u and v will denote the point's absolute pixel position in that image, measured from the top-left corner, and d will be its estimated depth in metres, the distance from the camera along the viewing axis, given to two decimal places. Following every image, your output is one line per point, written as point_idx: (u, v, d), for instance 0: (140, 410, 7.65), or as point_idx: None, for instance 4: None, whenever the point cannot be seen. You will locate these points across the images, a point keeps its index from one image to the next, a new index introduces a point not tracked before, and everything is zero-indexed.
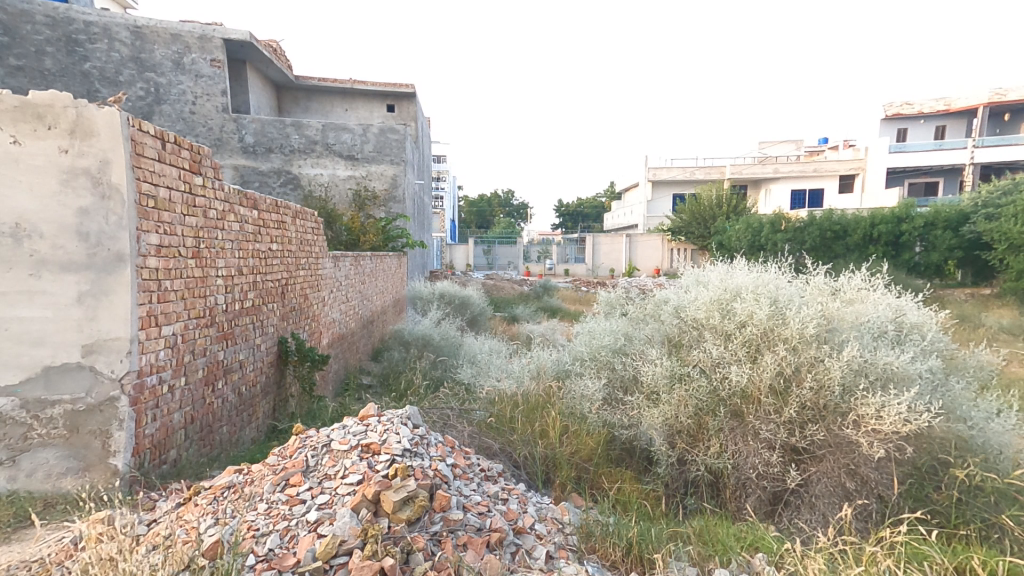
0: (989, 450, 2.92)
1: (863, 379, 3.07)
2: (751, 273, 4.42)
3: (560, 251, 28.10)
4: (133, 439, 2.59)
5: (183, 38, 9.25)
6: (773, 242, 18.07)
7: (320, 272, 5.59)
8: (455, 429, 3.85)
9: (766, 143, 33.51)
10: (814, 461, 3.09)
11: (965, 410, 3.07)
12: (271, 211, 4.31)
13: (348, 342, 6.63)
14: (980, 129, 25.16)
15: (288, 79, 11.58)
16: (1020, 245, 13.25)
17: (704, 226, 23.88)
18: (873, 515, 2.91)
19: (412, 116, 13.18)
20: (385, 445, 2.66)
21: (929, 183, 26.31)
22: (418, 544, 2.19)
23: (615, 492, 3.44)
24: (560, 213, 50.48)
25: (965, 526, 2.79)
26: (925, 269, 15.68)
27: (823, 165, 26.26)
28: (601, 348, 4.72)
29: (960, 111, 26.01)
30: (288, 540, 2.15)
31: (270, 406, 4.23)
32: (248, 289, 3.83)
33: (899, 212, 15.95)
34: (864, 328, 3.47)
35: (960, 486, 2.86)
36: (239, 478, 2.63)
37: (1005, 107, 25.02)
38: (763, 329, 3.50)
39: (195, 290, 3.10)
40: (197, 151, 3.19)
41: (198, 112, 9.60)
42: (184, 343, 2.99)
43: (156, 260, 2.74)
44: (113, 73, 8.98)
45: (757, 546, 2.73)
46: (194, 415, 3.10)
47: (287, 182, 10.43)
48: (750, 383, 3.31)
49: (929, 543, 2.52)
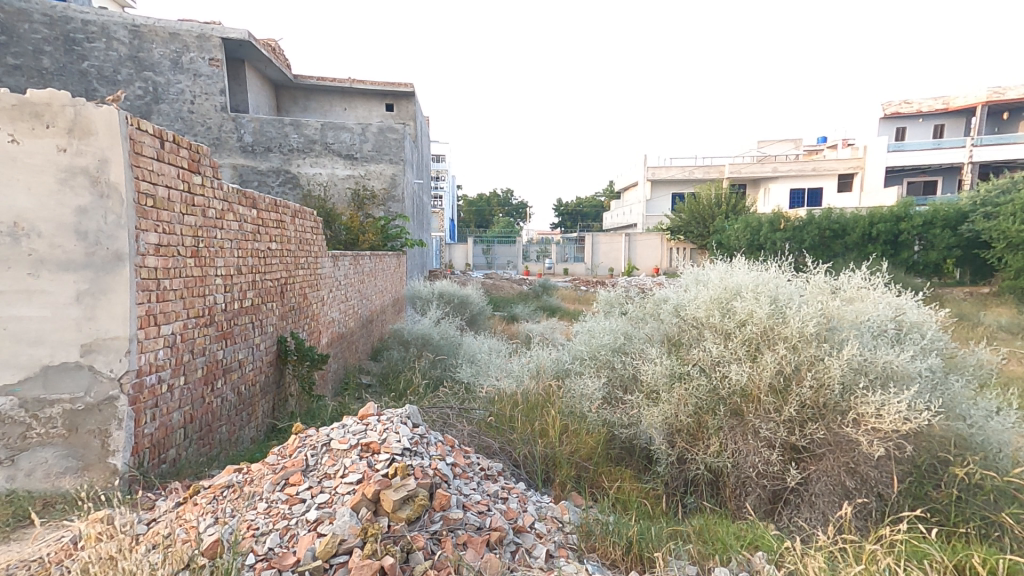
0: (988, 448, 2.93)
1: (863, 378, 3.07)
2: (750, 272, 4.42)
3: (559, 250, 28.11)
4: (132, 439, 2.59)
5: (181, 37, 9.23)
6: (772, 241, 18.08)
7: (319, 271, 5.59)
8: (455, 429, 3.84)
9: (765, 143, 33.53)
10: (814, 460, 3.09)
11: (964, 409, 3.07)
12: (270, 210, 4.30)
13: (347, 342, 6.62)
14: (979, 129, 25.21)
15: (286, 78, 11.56)
16: (1018, 244, 13.27)
17: (703, 225, 23.88)
18: (872, 514, 2.91)
19: (411, 115, 13.17)
20: (384, 444, 2.66)
21: (928, 182, 26.34)
22: (418, 543, 2.18)
23: (614, 491, 3.44)
24: (560, 213, 50.48)
25: (965, 524, 2.78)
26: (924, 267, 15.75)
27: (822, 164, 26.27)
28: (600, 347, 4.71)
29: (958, 111, 26.03)
30: (288, 539, 2.15)
31: (269, 406, 4.23)
32: (247, 288, 3.83)
33: (898, 211, 15.98)
34: (864, 326, 3.47)
35: (960, 484, 2.86)
36: (239, 478, 2.62)
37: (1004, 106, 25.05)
38: (762, 328, 3.50)
39: (194, 289, 3.10)
40: (196, 150, 3.19)
41: (197, 112, 9.59)
42: (183, 343, 2.99)
43: (155, 259, 2.73)
44: (111, 72, 8.97)
45: (757, 545, 2.73)
46: (193, 414, 3.10)
47: (286, 181, 10.41)
48: (750, 382, 3.31)
49: (929, 541, 2.51)
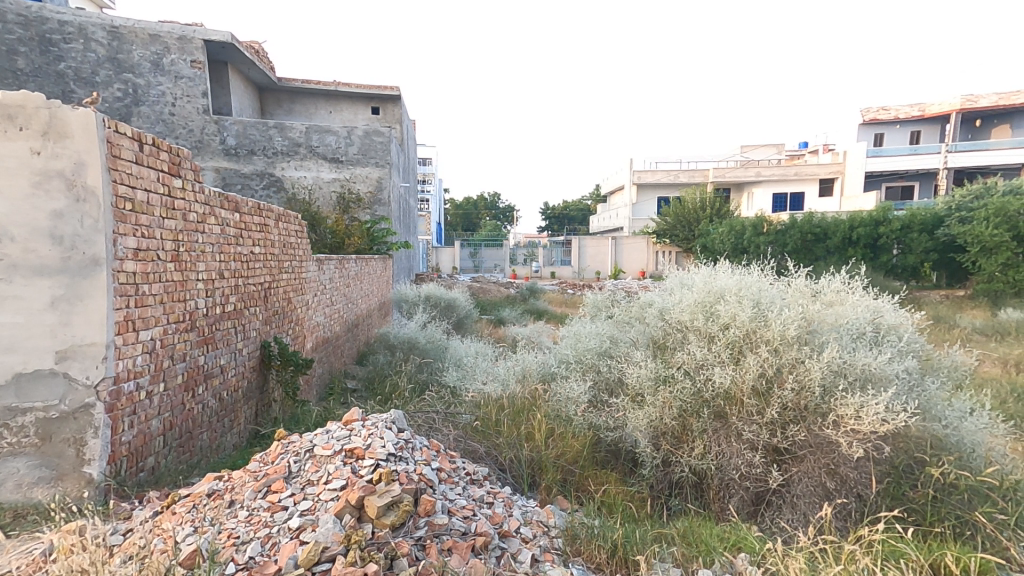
0: (962, 448, 3.00)
1: (842, 380, 3.12)
2: (734, 275, 4.47)
3: (546, 254, 28.25)
4: (108, 447, 2.54)
5: (161, 39, 9.11)
6: (756, 245, 18.23)
7: (303, 275, 5.53)
8: (440, 434, 3.84)
9: (748, 148, 33.96)
10: (796, 461, 3.13)
11: (940, 410, 3.13)
12: (253, 213, 4.26)
13: (333, 346, 6.57)
14: (953, 135, 25.72)
15: (270, 80, 11.46)
16: (991, 248, 13.66)
17: (688, 228, 24.11)
18: (851, 514, 2.96)
19: (397, 119, 13.16)
20: (369, 450, 2.65)
21: (906, 187, 26.86)
22: (402, 550, 2.17)
23: (600, 495, 3.45)
24: (546, 217, 50.67)
25: (940, 523, 2.82)
26: (902, 271, 16.03)
27: (804, 168, 26.66)
28: (587, 351, 4.72)
29: (934, 117, 26.66)
30: (269, 547, 2.12)
31: (251, 412, 4.17)
32: (230, 293, 3.79)
33: (877, 215, 16.27)
34: (844, 329, 3.52)
35: (935, 484, 2.91)
36: (220, 485, 2.59)
37: (976, 113, 25.72)
38: (745, 331, 3.55)
39: (174, 294, 3.06)
40: (175, 153, 3.14)
41: (178, 114, 9.48)
42: (163, 349, 2.95)
43: (133, 264, 2.69)
44: (89, 74, 8.82)
45: (739, 546, 2.75)
46: (174, 421, 3.06)
47: (270, 185, 10.31)
48: (733, 384, 3.35)
49: (906, 540, 2.55)
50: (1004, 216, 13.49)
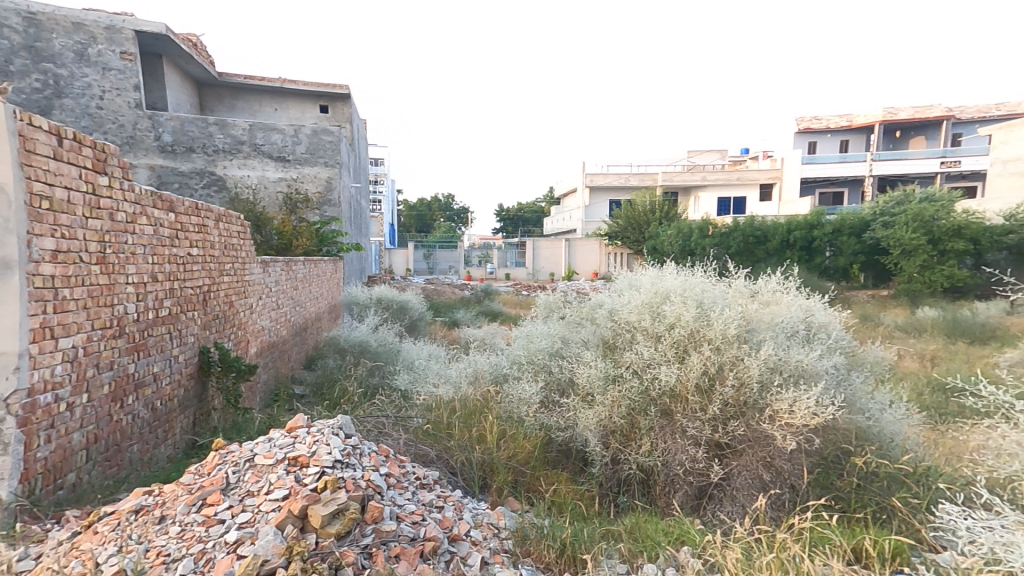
0: (882, 438, 3.21)
1: (778, 376, 3.27)
2: (679, 276, 4.60)
3: (501, 256, 28.30)
4: (21, 464, 2.36)
5: (86, 28, 8.57)
6: (701, 247, 18.85)
7: (247, 278, 5.32)
8: (390, 438, 3.78)
9: (693, 152, 35.14)
10: (735, 456, 3.25)
11: (864, 403, 3.34)
12: (190, 213, 4.07)
13: (279, 351, 6.35)
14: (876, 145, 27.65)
15: (210, 75, 10.98)
16: (910, 250, 14.75)
17: (639, 230, 24.76)
18: (786, 504, 3.10)
19: (347, 118, 12.87)
20: (314, 457, 2.57)
21: (837, 193, 28.52)
22: (347, 559, 2.12)
23: (550, 494, 3.48)
24: (500, 219, 50.81)
25: (863, 509, 3.00)
26: (834, 272, 16.99)
27: (746, 174, 27.80)
28: (538, 352, 4.76)
29: (859, 128, 28.53)
30: (203, 564, 2.03)
31: (188, 421, 3.96)
32: (164, 296, 3.60)
33: (812, 219, 17.02)
34: (779, 328, 3.69)
35: (859, 472, 3.10)
36: (149, 500, 2.45)
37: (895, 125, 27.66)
38: (689, 331, 3.67)
39: (100, 298, 2.88)
40: (101, 149, 2.96)
41: (107, 107, 8.94)
42: (86, 357, 2.77)
43: (51, 267, 2.52)
44: (4, 63, 8.20)
45: (682, 540, 2.83)
46: (98, 434, 2.87)
47: (210, 184, 9.89)
48: (679, 382, 3.45)
49: (832, 526, 2.70)
50: (921, 222, 14.71)
